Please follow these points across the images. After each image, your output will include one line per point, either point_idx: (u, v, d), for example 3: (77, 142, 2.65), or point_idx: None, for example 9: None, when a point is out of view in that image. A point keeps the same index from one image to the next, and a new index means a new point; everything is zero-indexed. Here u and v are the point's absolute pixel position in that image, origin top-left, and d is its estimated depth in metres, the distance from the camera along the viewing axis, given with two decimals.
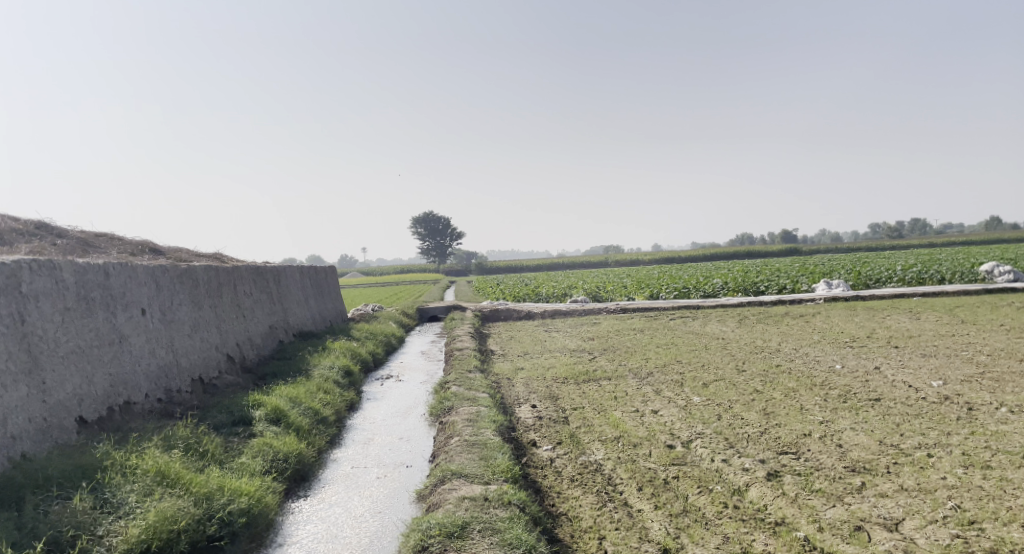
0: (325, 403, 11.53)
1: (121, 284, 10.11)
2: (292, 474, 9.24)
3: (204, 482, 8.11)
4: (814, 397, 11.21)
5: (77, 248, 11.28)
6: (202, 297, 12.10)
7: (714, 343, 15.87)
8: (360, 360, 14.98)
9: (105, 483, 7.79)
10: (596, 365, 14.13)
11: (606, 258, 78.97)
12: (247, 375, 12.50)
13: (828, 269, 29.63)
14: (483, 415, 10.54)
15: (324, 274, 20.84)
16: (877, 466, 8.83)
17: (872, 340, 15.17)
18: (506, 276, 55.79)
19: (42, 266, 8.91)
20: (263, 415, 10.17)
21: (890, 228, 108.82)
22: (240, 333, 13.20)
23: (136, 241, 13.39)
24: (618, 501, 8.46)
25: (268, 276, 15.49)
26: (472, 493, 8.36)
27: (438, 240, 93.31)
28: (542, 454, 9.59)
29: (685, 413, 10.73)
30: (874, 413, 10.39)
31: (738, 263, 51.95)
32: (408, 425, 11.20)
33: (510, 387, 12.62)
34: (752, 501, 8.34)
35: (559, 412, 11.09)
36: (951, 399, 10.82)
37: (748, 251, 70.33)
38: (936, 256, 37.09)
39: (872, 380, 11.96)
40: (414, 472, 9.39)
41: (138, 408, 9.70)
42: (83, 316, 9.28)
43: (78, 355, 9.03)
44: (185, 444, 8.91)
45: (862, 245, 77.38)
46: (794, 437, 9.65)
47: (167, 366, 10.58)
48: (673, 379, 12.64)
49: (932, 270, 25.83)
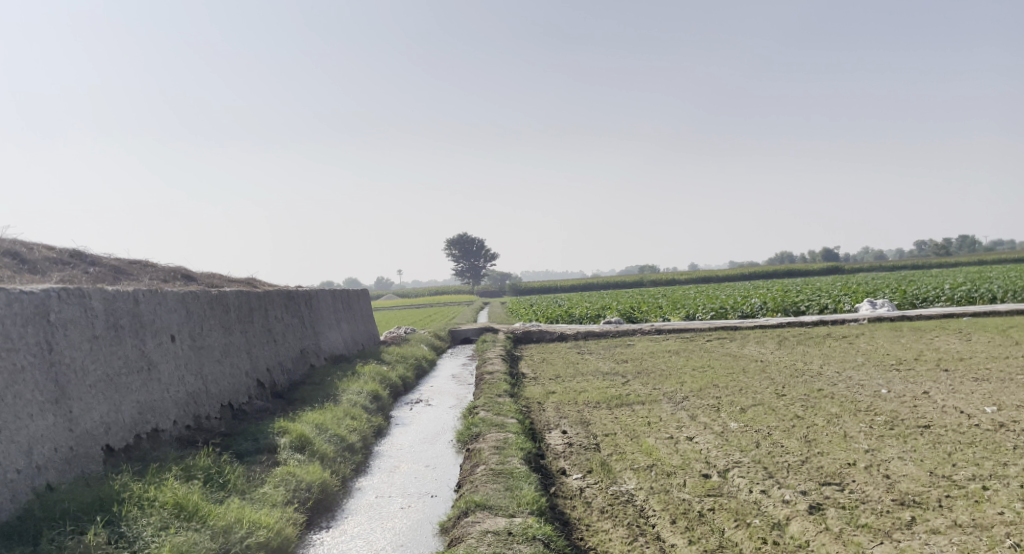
0: (353, 429, 11.41)
1: (151, 311, 10.09)
2: (315, 504, 9.12)
3: (222, 515, 8.01)
4: (858, 424, 10.80)
5: (109, 276, 11.33)
6: (232, 322, 12.07)
7: (752, 365, 15.48)
8: (390, 384, 14.87)
9: (122, 516, 7.73)
10: (630, 389, 13.85)
11: (642, 278, 78.50)
12: (276, 400, 12.44)
13: (871, 288, 28.95)
14: (512, 442, 10.32)
15: (357, 296, 20.83)
16: (928, 499, 8.43)
17: (919, 363, 14.64)
18: (541, 297, 55.58)
19: (71, 294, 8.90)
20: (288, 443, 10.07)
21: (936, 245, 106.42)
22: (271, 357, 13.16)
23: (169, 267, 13.46)
24: (650, 535, 8.17)
25: (300, 299, 15.47)
26: (497, 527, 8.15)
27: (472, 261, 93.29)
28: (572, 483, 9.33)
29: (721, 440, 10.41)
30: (924, 441, 9.97)
31: (777, 283, 51.14)
32: (436, 451, 11.01)
33: (541, 412, 12.38)
34: (792, 537, 8.00)
35: (591, 438, 10.83)
36: (1006, 427, 10.35)
37: (788, 270, 69.24)
38: (984, 274, 36.10)
39: (920, 406, 11.51)
40: (439, 502, 9.20)
41: (165, 436, 9.65)
42: (112, 344, 9.26)
43: (106, 383, 9.01)
44: (206, 474, 8.85)
45: (905, 263, 75.78)
46: (836, 467, 9.28)
47: (196, 392, 10.53)
48: (709, 404, 12.30)
49: (983, 289, 25.07)
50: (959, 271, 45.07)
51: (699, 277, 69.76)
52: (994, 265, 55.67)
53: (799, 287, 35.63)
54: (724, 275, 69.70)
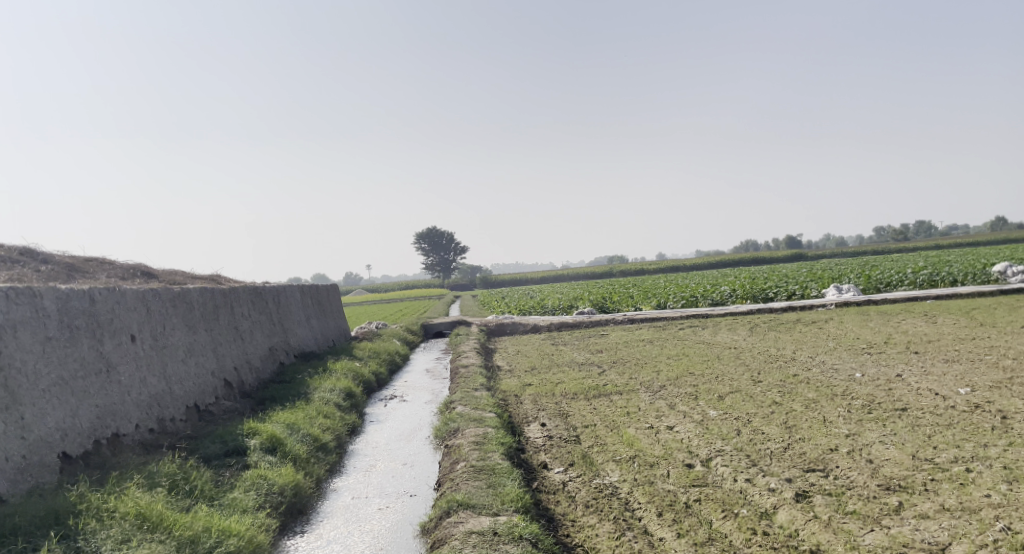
0: (326, 428, 11.02)
1: (109, 310, 9.60)
2: (288, 508, 8.74)
3: (189, 524, 7.63)
4: (837, 408, 10.64)
5: (62, 274, 10.82)
6: (196, 320, 11.59)
7: (727, 352, 15.31)
8: (363, 381, 14.46)
9: (78, 530, 7.32)
10: (606, 378, 13.61)
11: (612, 270, 78.72)
12: (245, 400, 11.99)
13: (835, 274, 28.94)
14: (490, 437, 10.01)
15: (326, 292, 20.33)
16: (913, 483, 8.28)
17: (890, 346, 14.58)
18: (511, 289, 55.35)
19: (20, 294, 8.43)
20: (258, 445, 9.68)
21: (898, 230, 107.93)
22: (239, 356, 12.71)
23: (126, 265, 12.96)
24: (637, 529, 7.92)
25: (267, 296, 14.98)
26: (482, 527, 7.84)
27: (441, 256, 92.60)
28: (554, 477, 9.06)
29: (702, 429, 10.18)
30: (903, 424, 9.84)
31: (744, 270, 51.48)
32: (412, 449, 10.67)
33: (518, 405, 12.08)
34: (781, 526, 7.80)
35: (570, 430, 10.57)
36: (982, 407, 10.26)
37: (754, 257, 69.94)
38: (943, 257, 36.54)
39: (896, 388, 11.39)
40: (418, 502, 8.88)
41: (127, 441, 9.19)
42: (67, 345, 8.81)
43: (61, 387, 8.56)
44: (171, 481, 8.43)
45: (866, 249, 76.78)
46: (820, 453, 9.09)
47: (159, 394, 10.07)
48: (687, 392, 12.10)
49: (944, 273, 25.21)
50: (919, 255, 45.71)
51: (668, 266, 69.90)
52: (957, 249, 56.43)
53: (766, 274, 35.62)
54: (692, 264, 69.98)
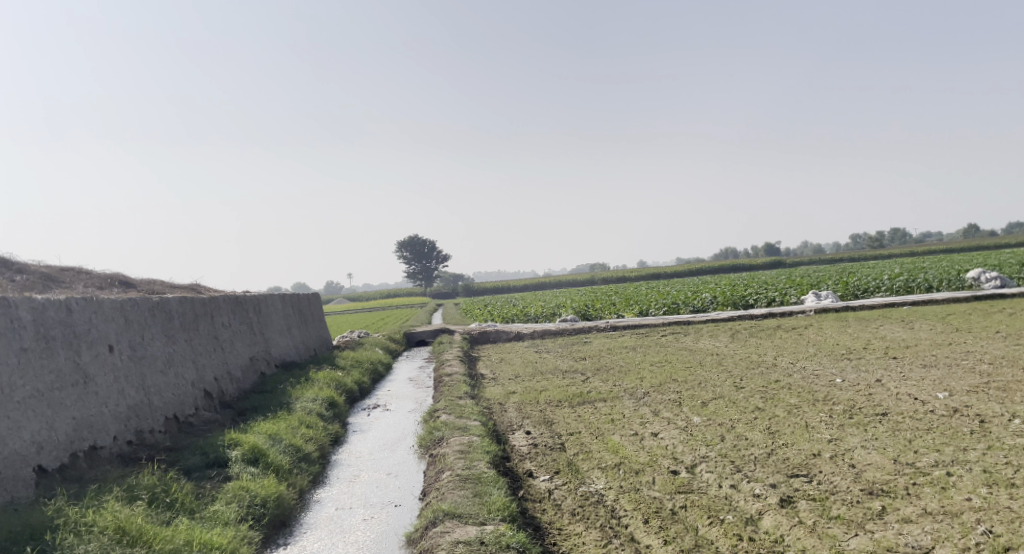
0: (309, 438, 10.92)
1: (86, 320, 9.46)
2: (270, 520, 8.63)
3: (169, 538, 7.51)
4: (819, 414, 10.66)
5: (38, 284, 10.67)
6: (175, 330, 11.45)
7: (709, 359, 15.35)
8: (345, 390, 14.36)
9: (55, 545, 7.19)
10: (590, 385, 13.58)
11: (592, 276, 78.84)
12: (225, 411, 11.84)
13: (813, 280, 29.06)
14: (476, 445, 9.95)
15: (307, 301, 20.18)
16: (896, 488, 8.30)
17: (869, 351, 14.66)
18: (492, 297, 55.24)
19: None
20: (240, 456, 9.56)
21: (874, 238, 109.11)
22: (219, 366, 12.57)
23: (104, 274, 12.81)
24: (624, 536, 7.89)
25: (247, 305, 14.83)
26: (468, 537, 7.78)
27: (423, 263, 92.22)
28: (539, 485, 9.01)
29: (686, 435, 10.17)
30: (884, 429, 9.88)
31: (723, 277, 51.72)
32: (396, 458, 10.58)
33: (502, 413, 12.01)
34: (767, 532, 7.80)
35: (555, 438, 10.52)
36: (961, 411, 10.33)
37: (734, 264, 70.31)
38: (920, 264, 36.90)
39: (876, 393, 11.45)
40: (403, 512, 8.80)
41: (105, 453, 9.03)
42: (43, 356, 8.67)
43: (37, 399, 8.42)
44: (151, 494, 8.30)
45: (843, 256, 77.47)
46: (803, 459, 9.10)
47: (138, 406, 9.92)
48: (671, 398, 12.08)
49: (920, 279, 25.43)
50: (896, 262, 46.11)
51: (649, 273, 70.15)
52: (931, 255, 57.08)
53: (746, 280, 35.73)
54: (673, 271, 70.16)
